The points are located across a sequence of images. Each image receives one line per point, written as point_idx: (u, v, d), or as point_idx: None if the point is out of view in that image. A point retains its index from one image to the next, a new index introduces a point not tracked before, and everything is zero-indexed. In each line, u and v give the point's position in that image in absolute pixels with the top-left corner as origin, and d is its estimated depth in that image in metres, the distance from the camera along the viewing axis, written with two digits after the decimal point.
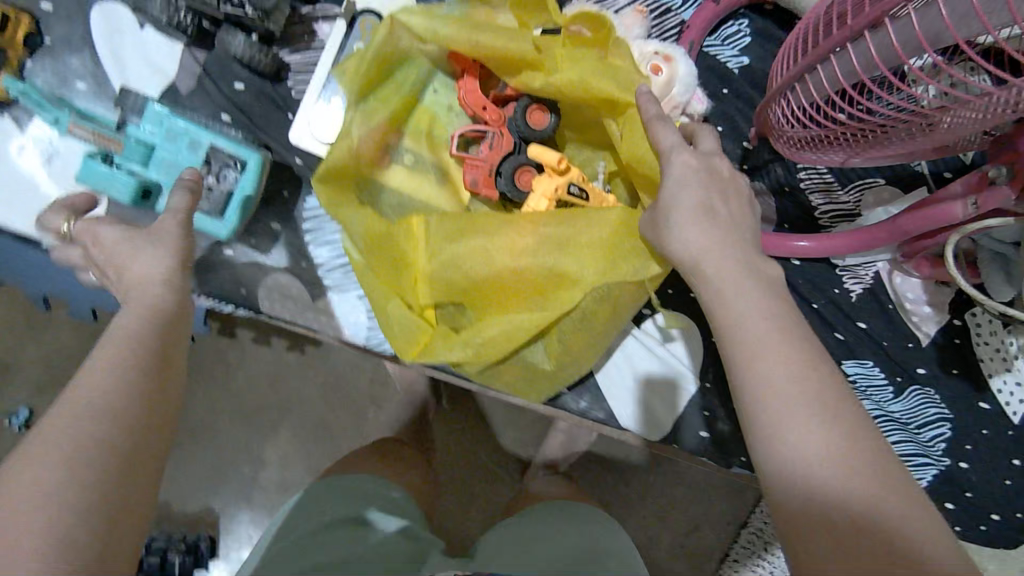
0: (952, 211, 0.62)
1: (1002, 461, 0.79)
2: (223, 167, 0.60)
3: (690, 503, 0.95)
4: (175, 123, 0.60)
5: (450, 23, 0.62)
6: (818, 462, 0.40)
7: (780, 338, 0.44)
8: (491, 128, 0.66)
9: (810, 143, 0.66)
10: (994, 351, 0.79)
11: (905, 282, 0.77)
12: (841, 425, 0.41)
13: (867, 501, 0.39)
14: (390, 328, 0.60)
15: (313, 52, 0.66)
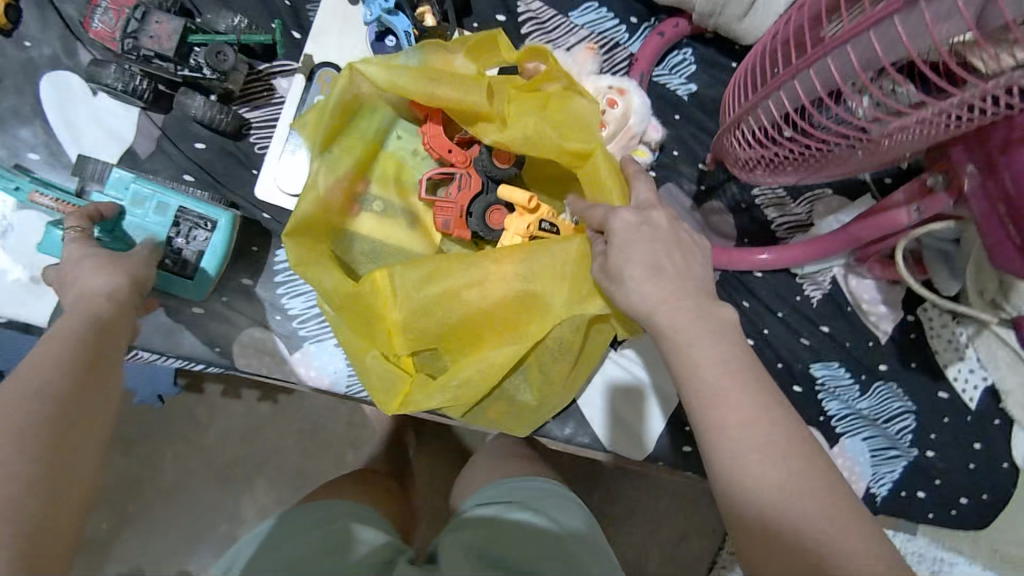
0: (898, 218, 0.63)
1: (964, 445, 0.83)
2: (193, 227, 0.63)
3: (675, 512, 1.03)
4: (140, 188, 0.63)
5: (408, 74, 0.59)
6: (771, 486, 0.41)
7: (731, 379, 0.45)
8: (457, 169, 0.66)
9: (763, 166, 0.61)
10: (947, 342, 0.83)
11: (861, 284, 0.81)
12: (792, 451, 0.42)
13: (822, 520, 0.39)
14: (371, 383, 0.62)
15: (274, 107, 0.69)
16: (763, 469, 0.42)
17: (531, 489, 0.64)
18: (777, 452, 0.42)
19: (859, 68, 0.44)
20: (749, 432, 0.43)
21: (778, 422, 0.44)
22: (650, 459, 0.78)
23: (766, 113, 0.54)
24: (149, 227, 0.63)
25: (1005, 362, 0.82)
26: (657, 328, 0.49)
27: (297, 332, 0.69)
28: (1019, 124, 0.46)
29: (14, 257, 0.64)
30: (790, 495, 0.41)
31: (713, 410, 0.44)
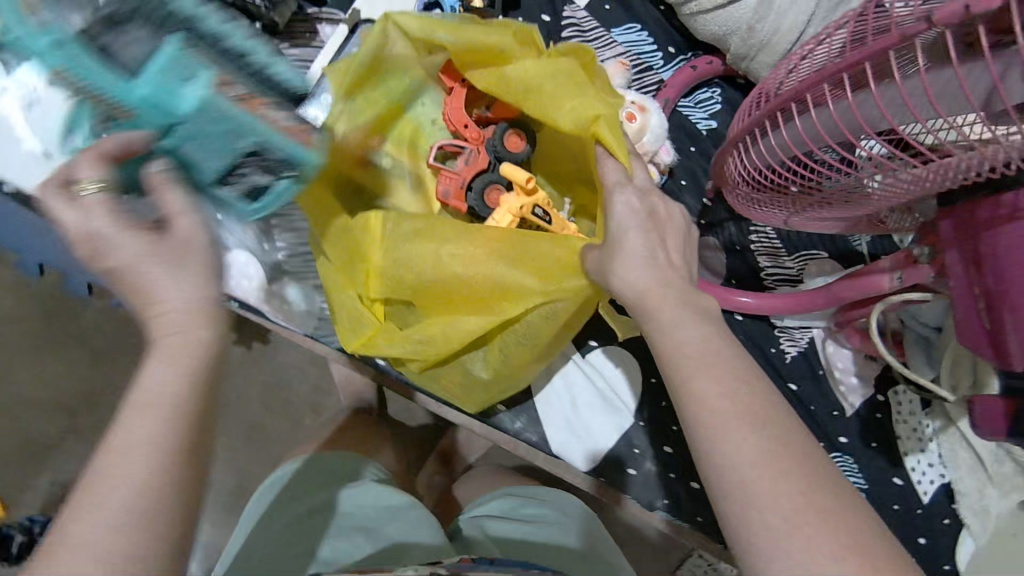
0: (880, 283, 0.63)
1: (909, 537, 0.82)
2: (268, 164, 0.58)
3: None
4: (218, 107, 0.52)
5: (446, 28, 0.62)
6: (752, 465, 0.42)
7: (710, 361, 0.46)
8: (469, 145, 0.68)
9: (756, 199, 0.62)
10: (911, 431, 0.83)
11: (837, 352, 0.81)
12: (770, 429, 0.43)
13: (799, 493, 0.41)
14: (340, 320, 0.66)
15: (312, 49, 0.72)
16: (758, 464, 0.42)
17: (539, 510, 0.82)
18: (757, 419, 0.43)
19: (865, 119, 0.47)
20: (741, 427, 0.43)
21: (758, 396, 0.45)
22: (596, 474, 0.77)
23: (766, 142, 0.55)
24: (211, 146, 0.55)
25: (965, 464, 0.82)
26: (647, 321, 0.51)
27: (282, 265, 0.70)
28: (1006, 203, 0.47)
29: (32, 129, 0.65)
30: (787, 492, 0.41)
31: (691, 397, 0.45)
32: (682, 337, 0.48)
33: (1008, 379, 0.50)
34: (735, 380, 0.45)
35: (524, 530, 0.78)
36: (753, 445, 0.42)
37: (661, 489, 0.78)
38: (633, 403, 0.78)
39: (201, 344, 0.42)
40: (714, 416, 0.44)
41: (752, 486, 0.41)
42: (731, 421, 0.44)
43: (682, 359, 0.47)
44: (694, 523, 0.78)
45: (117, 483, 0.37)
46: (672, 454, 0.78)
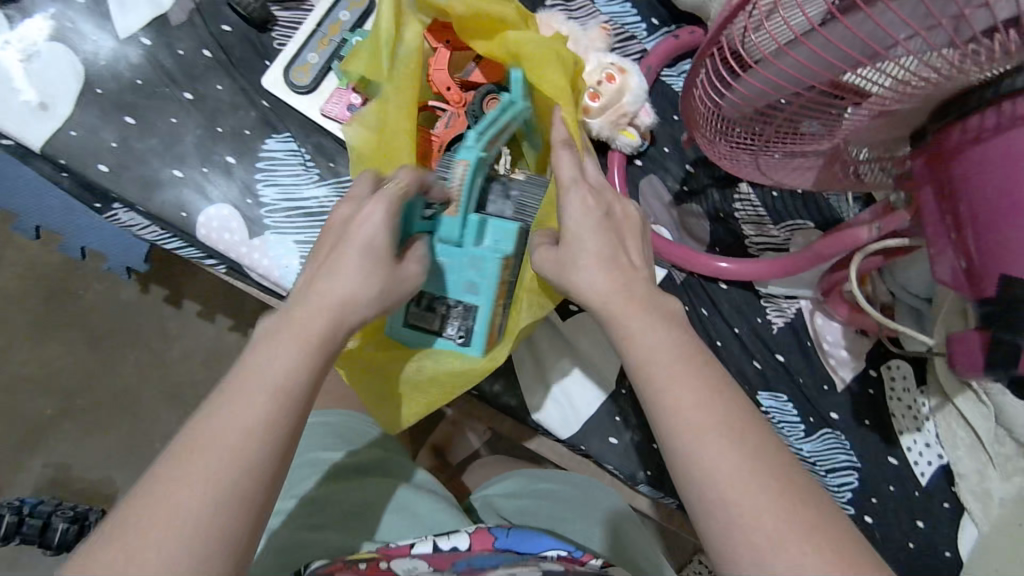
0: (858, 235, 0.63)
1: (907, 520, 0.78)
2: (459, 320, 0.65)
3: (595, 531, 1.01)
4: (492, 269, 0.64)
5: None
6: (736, 484, 0.40)
7: (684, 367, 0.44)
8: (450, 107, 0.68)
9: (729, 137, 0.60)
10: (906, 408, 0.80)
11: (826, 324, 0.80)
12: (750, 443, 0.41)
13: (779, 517, 0.39)
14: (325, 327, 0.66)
15: (301, 12, 0.74)
16: (739, 479, 0.40)
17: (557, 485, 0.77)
18: (734, 432, 0.42)
19: (824, 63, 0.46)
20: (721, 441, 0.41)
21: (731, 404, 0.43)
22: (577, 446, 0.76)
23: (716, 95, 0.55)
24: (455, 274, 0.65)
25: (964, 444, 0.79)
26: (611, 316, 0.48)
27: (262, 220, 0.71)
28: (972, 126, 0.46)
29: (29, 79, 0.68)
30: (764, 503, 0.39)
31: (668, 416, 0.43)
32: (646, 336, 0.46)
33: (981, 308, 0.49)
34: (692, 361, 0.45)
35: (546, 508, 0.73)
36: (732, 464, 0.40)
37: (647, 458, 0.75)
38: (613, 372, 0.77)
39: (324, 335, 0.46)
40: (695, 434, 0.42)
41: (731, 504, 0.40)
42: (709, 437, 0.41)
43: (650, 356, 0.45)
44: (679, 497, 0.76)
45: (216, 459, 0.40)
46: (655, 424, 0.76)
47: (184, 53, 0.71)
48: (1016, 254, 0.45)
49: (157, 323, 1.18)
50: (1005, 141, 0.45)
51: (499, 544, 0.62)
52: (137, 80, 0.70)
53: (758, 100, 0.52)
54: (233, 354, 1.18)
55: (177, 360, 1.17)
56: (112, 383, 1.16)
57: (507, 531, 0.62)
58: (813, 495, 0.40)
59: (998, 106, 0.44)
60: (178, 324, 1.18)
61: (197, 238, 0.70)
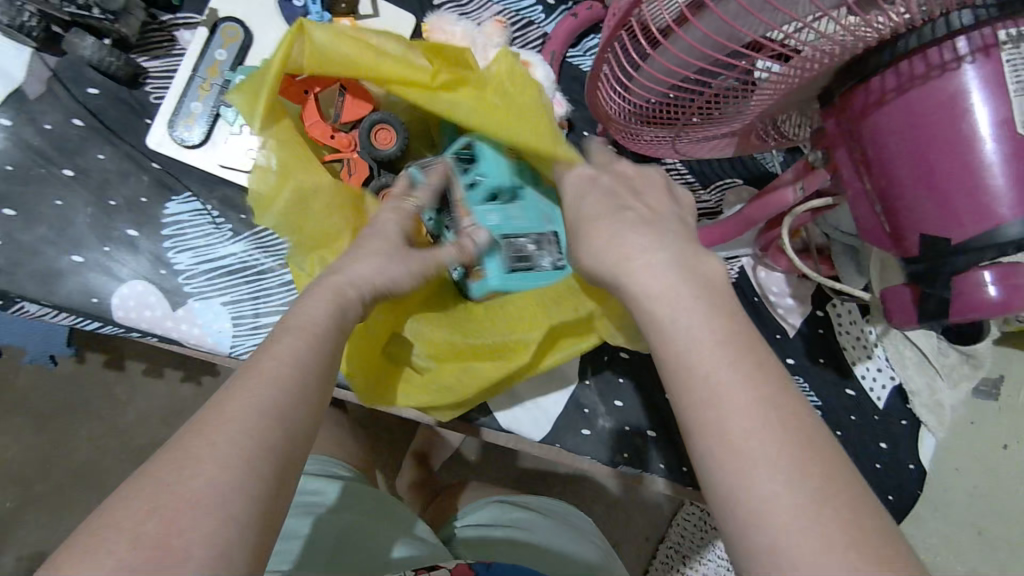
0: (784, 197, 0.62)
1: (872, 444, 0.82)
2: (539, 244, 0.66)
3: (579, 501, 1.18)
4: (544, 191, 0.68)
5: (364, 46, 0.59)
6: (790, 516, 0.35)
7: (744, 383, 0.40)
8: (343, 154, 0.67)
9: (642, 122, 0.59)
10: (855, 339, 0.83)
11: (769, 276, 0.81)
12: (812, 475, 0.37)
13: (834, 550, 0.34)
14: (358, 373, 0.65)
15: (172, 59, 0.68)
16: (794, 511, 0.35)
17: (546, 508, 0.83)
18: (796, 465, 0.37)
19: (720, 39, 0.45)
20: (774, 471, 0.37)
21: (791, 421, 0.39)
22: (551, 445, 0.76)
23: (625, 78, 0.54)
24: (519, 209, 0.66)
25: (912, 362, 0.83)
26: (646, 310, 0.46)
27: (182, 288, 0.66)
28: (875, 88, 0.46)
29: None
30: (815, 532, 0.35)
31: (706, 432, 0.39)
32: (673, 325, 0.44)
33: (909, 266, 0.50)
34: (694, 305, 0.44)
35: (539, 525, 0.79)
36: (790, 495, 0.36)
37: (623, 444, 0.76)
38: (573, 363, 0.77)
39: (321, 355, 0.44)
40: (751, 456, 0.37)
41: (788, 533, 0.35)
42: (764, 461, 0.37)
43: (652, 296, 0.46)
44: (658, 471, 0.76)
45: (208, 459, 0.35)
46: (624, 407, 0.77)
47: (52, 127, 0.65)
48: (933, 213, 0.46)
49: (101, 392, 1.12)
50: (906, 102, 0.45)
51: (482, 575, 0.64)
52: (7, 165, 0.64)
53: (668, 83, 0.51)
54: (198, 407, 1.14)
55: (131, 423, 1.12)
56: (68, 461, 1.11)
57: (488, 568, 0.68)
58: (852, 510, 0.36)
59: (895, 67, 0.44)
60: (123, 386, 1.12)
61: (113, 320, 0.65)
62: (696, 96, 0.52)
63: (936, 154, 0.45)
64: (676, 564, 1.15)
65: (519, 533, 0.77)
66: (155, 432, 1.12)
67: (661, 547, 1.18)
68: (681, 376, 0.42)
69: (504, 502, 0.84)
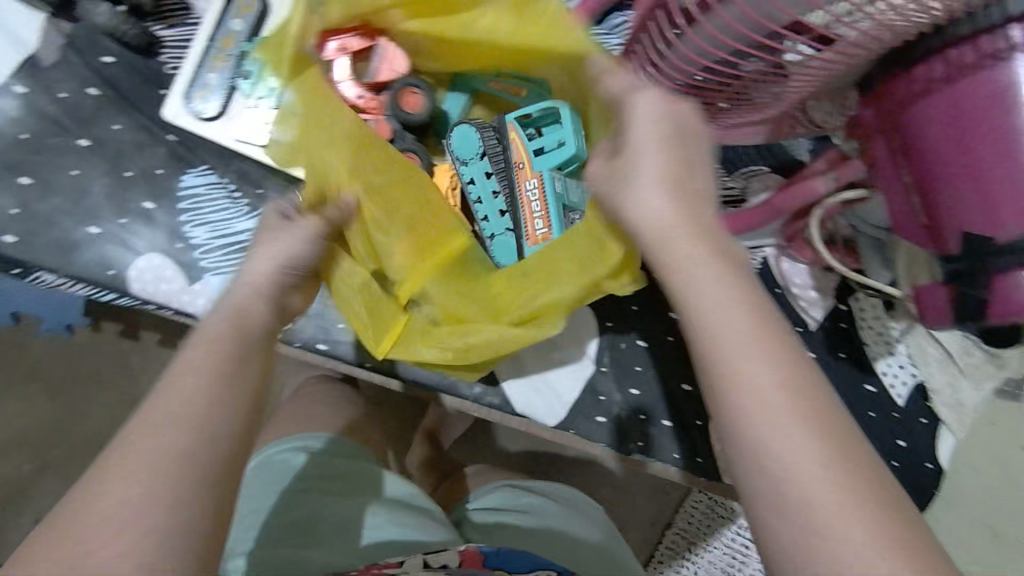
0: (815, 187, 0.60)
1: (889, 441, 0.81)
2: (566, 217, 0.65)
3: (586, 482, 1.19)
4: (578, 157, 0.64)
5: None
6: (811, 472, 0.39)
7: (760, 341, 0.42)
8: (371, 116, 0.67)
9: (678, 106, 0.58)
10: (878, 335, 0.81)
11: (792, 267, 0.79)
12: (824, 429, 0.40)
13: (843, 509, 0.38)
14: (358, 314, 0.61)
15: (188, 27, 0.67)
16: (812, 472, 0.39)
17: (553, 489, 0.83)
18: (811, 418, 0.40)
19: (757, 21, 0.43)
20: (791, 427, 0.40)
21: (807, 380, 0.42)
22: (564, 431, 0.75)
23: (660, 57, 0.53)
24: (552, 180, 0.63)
25: (935, 360, 0.82)
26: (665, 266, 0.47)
27: (198, 262, 0.65)
28: (919, 77, 0.44)
29: None
30: (831, 485, 0.38)
31: (731, 395, 0.42)
32: (700, 282, 0.45)
33: (948, 265, 0.48)
34: (715, 268, 0.46)
35: (545, 509, 0.79)
36: (811, 452, 0.39)
37: (635, 433, 0.75)
38: (591, 350, 0.76)
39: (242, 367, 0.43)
40: (769, 416, 0.40)
41: (803, 499, 0.38)
42: (781, 421, 0.40)
43: (682, 261, 0.46)
44: (671, 461, 0.76)
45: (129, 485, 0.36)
46: (639, 396, 0.76)
47: (68, 96, 0.64)
48: (975, 213, 0.44)
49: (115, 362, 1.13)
50: (954, 92, 0.43)
51: (489, 562, 0.67)
52: (23, 135, 0.64)
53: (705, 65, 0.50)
54: None
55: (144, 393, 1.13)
56: (84, 428, 1.12)
57: (496, 551, 0.67)
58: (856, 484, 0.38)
59: (944, 54, 0.42)
60: (136, 357, 1.13)
61: (129, 293, 0.65)
62: (731, 81, 0.51)
63: (982, 148, 0.43)
64: (682, 549, 1.16)
65: (523, 519, 0.76)
66: None
67: (667, 532, 1.18)
68: (705, 339, 0.44)
69: (512, 483, 0.84)
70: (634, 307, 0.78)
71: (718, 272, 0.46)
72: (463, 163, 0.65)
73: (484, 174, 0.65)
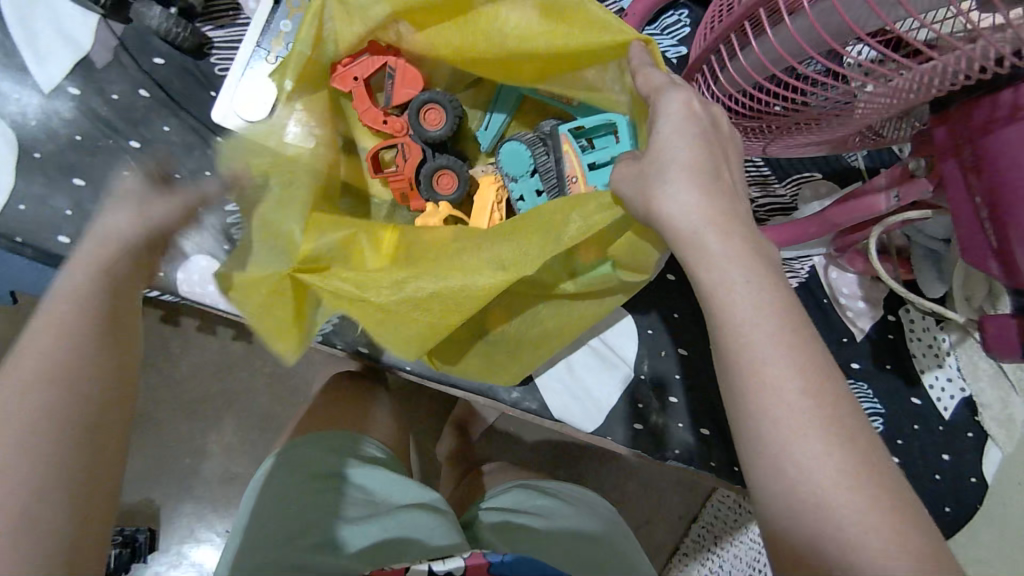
0: (876, 204, 0.58)
1: (933, 455, 0.79)
2: None
3: (615, 476, 1.19)
4: None
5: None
6: (831, 485, 0.40)
7: (792, 346, 0.43)
8: (397, 139, 0.64)
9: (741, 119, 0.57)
10: (927, 348, 0.79)
11: (841, 277, 0.78)
12: (845, 444, 0.41)
13: (858, 524, 0.39)
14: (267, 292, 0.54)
15: (237, 28, 0.67)
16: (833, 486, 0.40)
17: (571, 493, 0.80)
18: (834, 431, 0.41)
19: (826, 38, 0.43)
20: (817, 441, 0.41)
21: (830, 395, 0.43)
22: (602, 436, 0.75)
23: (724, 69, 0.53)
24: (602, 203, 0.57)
25: (985, 374, 0.80)
26: (696, 255, 0.46)
27: None
28: (1003, 102, 0.42)
29: None
30: (851, 502, 0.40)
31: (759, 395, 0.43)
32: (735, 282, 0.45)
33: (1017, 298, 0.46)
34: (754, 270, 0.45)
35: (559, 508, 0.76)
36: (832, 467, 0.41)
37: (672, 441, 0.75)
38: (633, 358, 0.75)
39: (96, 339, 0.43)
40: (795, 424, 0.41)
41: (832, 517, 0.40)
42: (808, 433, 0.41)
43: (715, 258, 0.45)
44: (709, 470, 0.75)
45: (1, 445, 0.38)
46: (679, 404, 0.75)
47: (119, 97, 0.65)
48: None
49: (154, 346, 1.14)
50: None
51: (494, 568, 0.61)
52: (76, 136, 0.64)
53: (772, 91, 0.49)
54: (246, 365, 1.14)
55: (182, 377, 1.14)
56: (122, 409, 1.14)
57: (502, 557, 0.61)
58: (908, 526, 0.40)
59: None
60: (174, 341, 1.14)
61: (179, 294, 0.66)
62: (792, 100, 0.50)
63: None
64: (708, 544, 1.16)
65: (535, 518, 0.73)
66: (205, 389, 1.15)
67: (693, 526, 1.19)
68: (743, 339, 0.44)
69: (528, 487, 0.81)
70: (675, 315, 0.77)
71: (751, 272, 0.45)
72: (512, 179, 0.61)
73: (535, 192, 0.61)
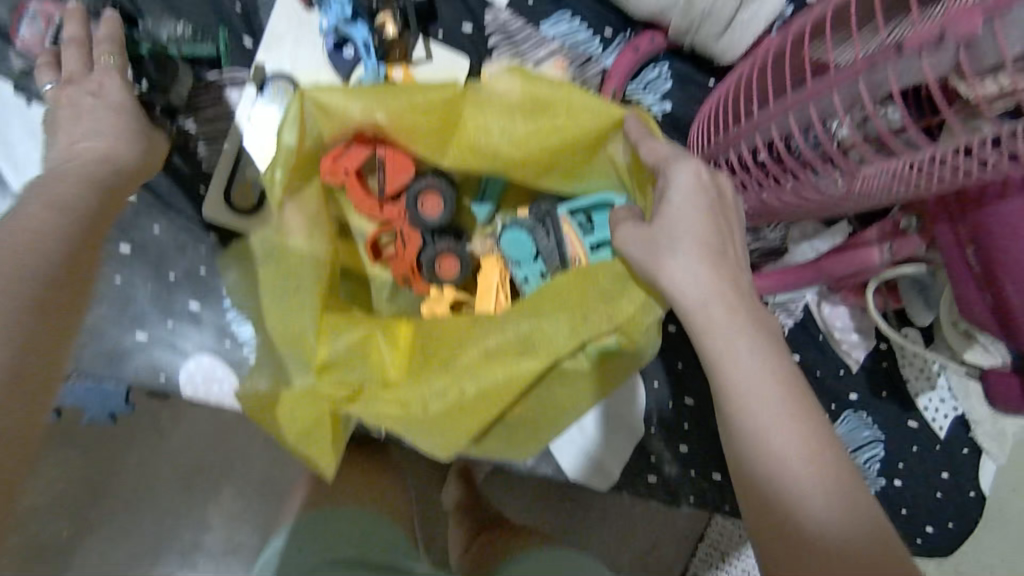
0: (869, 257, 0.61)
1: (933, 473, 0.82)
2: None
3: None
4: None
5: (368, 98, 0.56)
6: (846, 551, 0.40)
7: (803, 412, 0.44)
8: (395, 224, 0.63)
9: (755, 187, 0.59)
10: (919, 371, 0.81)
11: (833, 312, 0.80)
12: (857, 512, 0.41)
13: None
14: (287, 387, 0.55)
15: (223, 121, 0.66)
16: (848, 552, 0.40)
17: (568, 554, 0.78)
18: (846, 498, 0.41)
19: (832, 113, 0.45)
20: (828, 507, 0.41)
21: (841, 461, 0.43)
22: (619, 491, 0.75)
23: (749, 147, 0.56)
24: None
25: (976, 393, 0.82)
26: (702, 327, 0.47)
27: (247, 359, 0.65)
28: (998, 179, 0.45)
29: None
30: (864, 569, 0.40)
31: (771, 462, 0.43)
32: (740, 352, 0.46)
33: None
34: (762, 342, 0.46)
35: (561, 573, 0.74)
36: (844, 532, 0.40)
37: (685, 488, 0.76)
38: (643, 412, 0.76)
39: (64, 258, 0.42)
40: (807, 489, 0.42)
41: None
42: (819, 497, 0.41)
43: (724, 328, 0.46)
44: (724, 512, 0.77)
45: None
46: (689, 451, 0.77)
47: None
48: None
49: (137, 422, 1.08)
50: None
51: None
52: None
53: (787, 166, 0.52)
54: None
55: None
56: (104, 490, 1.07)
57: None
58: None
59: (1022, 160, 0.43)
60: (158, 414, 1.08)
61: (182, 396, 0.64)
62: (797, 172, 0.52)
63: None
64: None
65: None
66: None
67: None
68: (751, 405, 0.44)
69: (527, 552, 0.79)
70: (679, 365, 0.78)
71: (764, 342, 0.46)
72: (515, 264, 0.62)
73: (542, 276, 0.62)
